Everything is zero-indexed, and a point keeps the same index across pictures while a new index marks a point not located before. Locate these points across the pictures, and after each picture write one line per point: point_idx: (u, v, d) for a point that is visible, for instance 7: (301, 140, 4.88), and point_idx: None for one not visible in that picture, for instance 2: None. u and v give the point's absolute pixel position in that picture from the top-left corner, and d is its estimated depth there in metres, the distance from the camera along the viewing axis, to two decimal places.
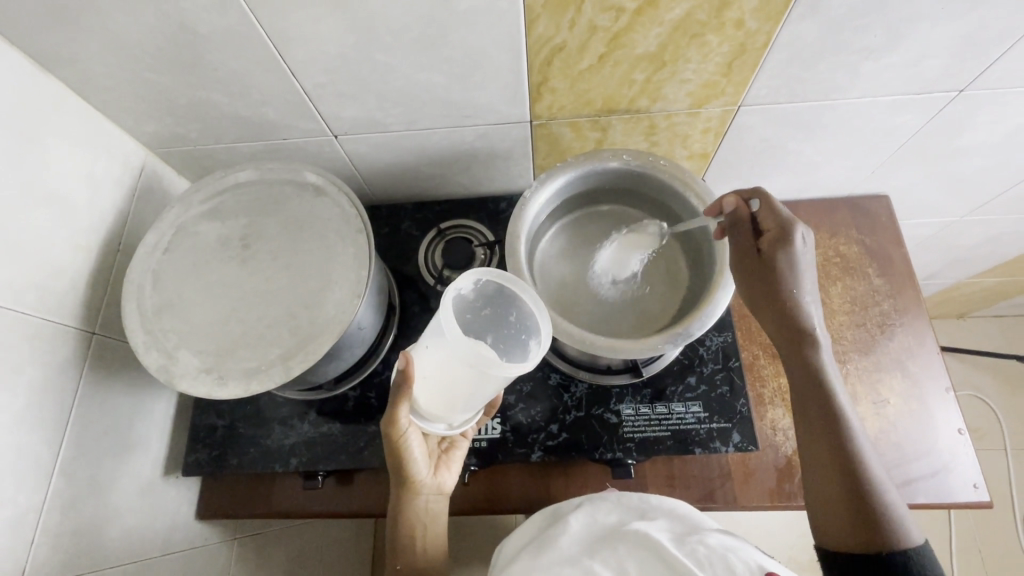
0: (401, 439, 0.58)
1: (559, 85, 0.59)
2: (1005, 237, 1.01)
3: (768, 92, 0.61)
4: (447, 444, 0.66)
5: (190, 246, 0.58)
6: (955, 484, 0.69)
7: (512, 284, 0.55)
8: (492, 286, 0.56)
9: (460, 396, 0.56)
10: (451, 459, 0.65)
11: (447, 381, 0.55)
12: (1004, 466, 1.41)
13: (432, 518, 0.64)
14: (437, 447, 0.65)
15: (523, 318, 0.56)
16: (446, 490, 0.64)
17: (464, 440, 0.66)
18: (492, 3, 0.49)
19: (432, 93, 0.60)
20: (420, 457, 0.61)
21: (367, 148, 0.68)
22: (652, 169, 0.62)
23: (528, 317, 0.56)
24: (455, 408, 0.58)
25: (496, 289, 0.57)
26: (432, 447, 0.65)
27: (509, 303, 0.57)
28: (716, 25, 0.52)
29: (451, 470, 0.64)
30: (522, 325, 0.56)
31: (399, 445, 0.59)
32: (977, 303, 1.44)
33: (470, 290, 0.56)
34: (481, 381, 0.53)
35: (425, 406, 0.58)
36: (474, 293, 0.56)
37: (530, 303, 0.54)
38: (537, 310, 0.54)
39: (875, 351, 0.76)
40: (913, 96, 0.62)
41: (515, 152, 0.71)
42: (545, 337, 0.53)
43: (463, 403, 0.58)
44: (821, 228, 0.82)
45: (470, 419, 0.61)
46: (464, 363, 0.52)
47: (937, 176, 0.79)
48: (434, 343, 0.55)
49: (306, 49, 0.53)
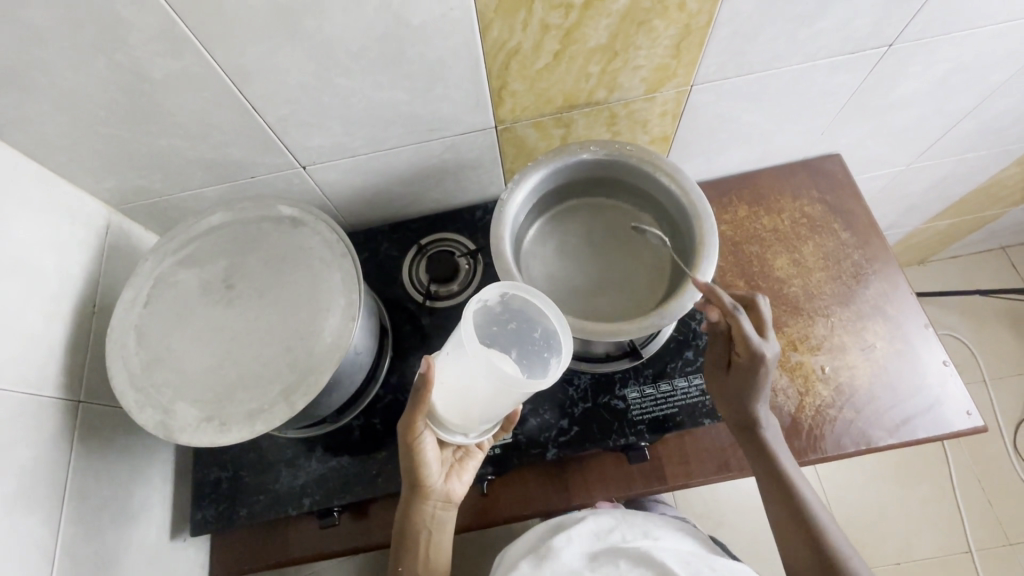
0: (416, 443, 0.58)
1: (519, 87, 0.61)
2: (951, 178, 1.08)
3: (717, 68, 0.64)
4: (462, 453, 0.64)
5: (171, 295, 0.57)
6: (950, 415, 0.72)
7: (539, 300, 0.55)
8: (517, 300, 0.57)
9: (479, 409, 0.56)
10: (465, 467, 0.64)
11: (467, 393, 0.55)
12: (986, 397, 1.48)
13: (438, 527, 0.62)
14: (451, 456, 0.64)
15: (544, 331, 0.56)
16: (455, 499, 0.63)
17: (479, 450, 0.65)
18: (446, 15, 0.50)
19: (397, 111, 0.60)
20: (432, 462, 0.60)
21: (337, 175, 0.68)
22: (619, 156, 0.64)
23: (551, 334, 0.56)
24: (473, 420, 0.58)
25: (522, 302, 0.57)
26: (446, 455, 0.64)
27: (531, 315, 0.57)
28: (660, 11, 0.55)
29: (462, 479, 0.63)
30: (543, 338, 0.57)
31: (414, 448, 0.58)
32: (935, 246, 1.51)
33: (496, 300, 0.56)
34: (500, 396, 0.53)
35: (443, 416, 0.58)
36: (499, 304, 0.57)
37: (553, 319, 0.54)
38: (559, 329, 0.54)
39: (854, 300, 0.79)
40: (847, 56, 0.66)
41: (483, 160, 0.72)
42: (565, 355, 0.52)
43: (479, 416, 0.58)
44: (784, 193, 0.86)
45: (488, 430, 0.62)
46: (485, 378, 0.52)
47: (881, 129, 0.84)
48: (454, 353, 0.55)
49: (266, 82, 0.53)
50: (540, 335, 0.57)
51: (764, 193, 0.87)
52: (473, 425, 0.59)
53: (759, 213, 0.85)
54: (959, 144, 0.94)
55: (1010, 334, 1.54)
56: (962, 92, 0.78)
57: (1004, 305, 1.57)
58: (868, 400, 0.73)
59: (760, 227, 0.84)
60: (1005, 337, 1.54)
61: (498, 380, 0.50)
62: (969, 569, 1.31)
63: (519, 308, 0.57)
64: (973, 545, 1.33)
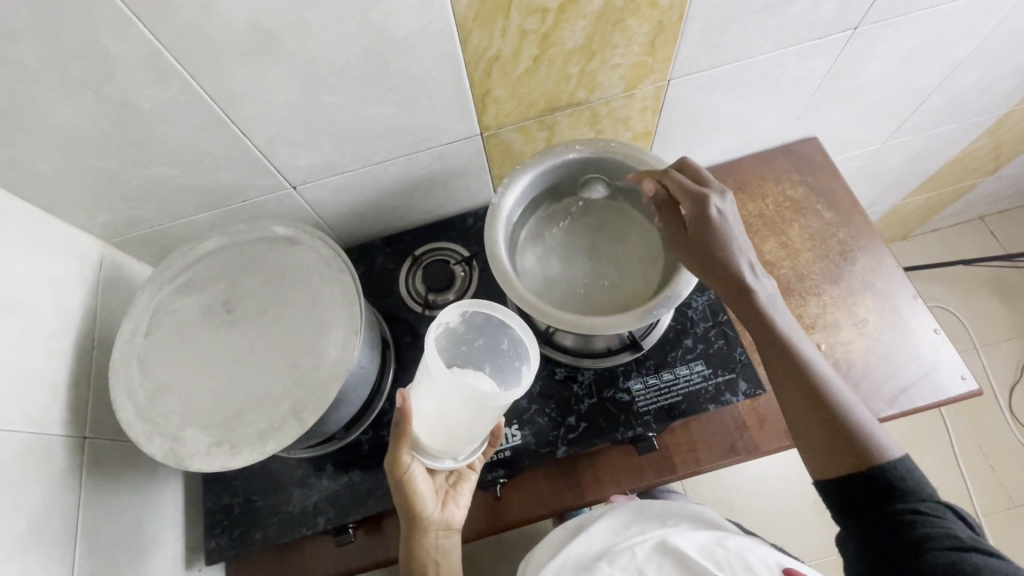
0: (406, 478, 0.60)
1: (501, 93, 0.62)
2: (925, 153, 1.11)
3: (692, 62, 0.65)
4: (455, 478, 0.65)
5: (172, 323, 0.57)
6: (946, 380, 0.74)
7: (499, 313, 0.58)
8: (479, 317, 0.60)
9: (463, 429, 0.58)
10: (459, 490, 0.65)
11: (447, 416, 0.57)
12: (979, 364, 1.51)
13: (444, 555, 0.63)
14: (444, 482, 0.65)
15: (515, 343, 0.59)
16: (455, 525, 0.64)
17: (472, 472, 0.65)
18: (426, 27, 0.51)
19: (383, 125, 0.61)
20: (426, 494, 0.61)
21: (328, 193, 0.69)
22: (604, 153, 0.65)
23: (519, 344, 0.59)
24: (459, 441, 0.60)
25: (485, 320, 0.60)
26: (439, 483, 0.65)
27: (496, 330, 0.60)
28: (633, 9, 0.56)
29: (459, 504, 0.64)
30: (514, 351, 0.60)
31: (405, 484, 0.60)
32: (916, 220, 1.55)
33: (459, 322, 0.60)
34: (479, 413, 0.55)
35: (426, 443, 0.60)
36: (462, 324, 0.60)
37: (518, 330, 0.58)
38: (525, 337, 0.57)
39: (843, 277, 0.81)
40: (815, 41, 0.68)
41: (471, 167, 0.73)
42: (535, 361, 0.56)
43: (465, 436, 0.59)
44: (767, 179, 0.88)
45: (477, 450, 0.63)
46: (460, 400, 0.54)
47: (854, 109, 0.86)
48: (427, 380, 0.57)
49: (253, 104, 0.54)
50: (510, 348, 0.60)
51: (747, 181, 0.88)
52: (459, 446, 0.61)
53: (744, 200, 0.87)
54: (929, 119, 0.97)
55: (995, 301, 1.57)
56: (928, 68, 0.80)
57: (986, 273, 1.61)
58: (866, 372, 0.74)
59: (745, 213, 0.86)
60: (991, 304, 1.57)
61: (471, 397, 0.53)
62: None
63: (484, 326, 0.60)
64: (981, 511, 1.36)
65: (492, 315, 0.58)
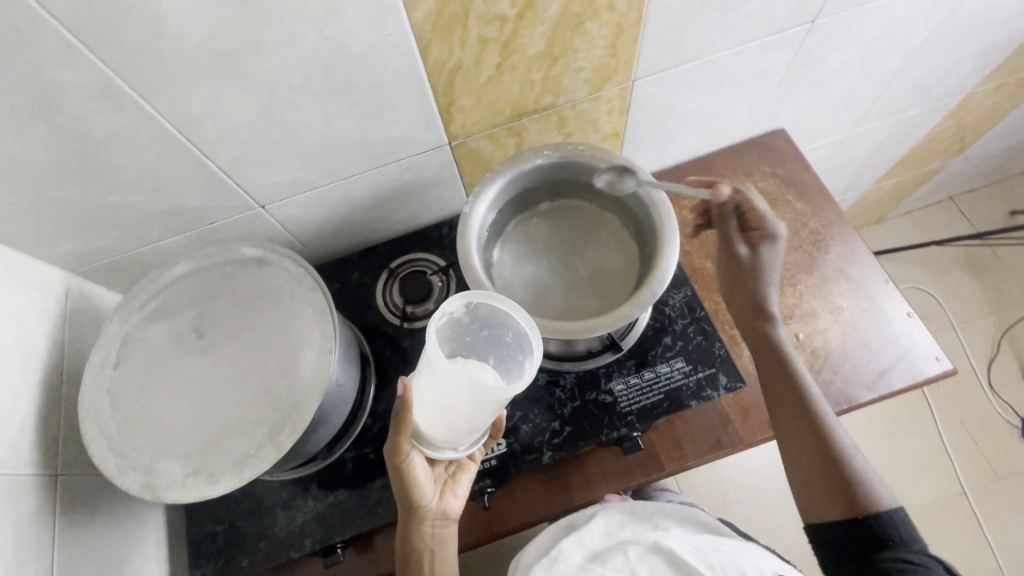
0: (405, 465, 0.58)
1: (466, 102, 0.62)
2: (892, 139, 1.13)
3: (654, 62, 0.66)
4: (454, 468, 0.64)
5: (142, 352, 0.55)
6: (921, 362, 0.75)
7: (501, 303, 0.55)
8: (482, 308, 0.58)
9: (463, 421, 0.57)
10: (456, 480, 0.64)
11: (449, 407, 0.56)
12: (956, 342, 1.54)
13: (440, 547, 0.61)
14: (443, 472, 0.64)
15: (517, 335, 0.57)
16: (452, 516, 0.62)
17: (471, 462, 0.65)
18: (384, 41, 0.51)
19: (349, 139, 0.61)
20: (424, 482, 0.60)
21: (297, 210, 0.68)
22: (573, 157, 0.65)
23: (523, 337, 0.57)
24: (461, 432, 0.58)
25: (488, 310, 0.58)
26: (439, 472, 0.63)
27: (500, 321, 0.58)
28: (591, 13, 0.56)
29: (457, 495, 0.63)
30: (517, 343, 0.58)
31: (403, 471, 0.59)
32: (888, 204, 1.57)
33: (463, 312, 0.58)
34: (480, 405, 0.54)
35: (428, 433, 0.59)
36: (467, 315, 0.58)
37: (521, 321, 0.55)
38: (528, 329, 0.54)
39: (817, 266, 0.82)
40: (775, 36, 0.69)
41: (442, 177, 0.73)
42: (537, 354, 0.53)
43: (467, 427, 0.58)
44: (738, 173, 0.89)
45: (477, 441, 0.61)
46: (462, 391, 0.53)
47: (818, 100, 0.87)
48: (428, 370, 0.56)
49: (213, 127, 0.53)
50: (514, 341, 0.58)
51: (719, 176, 0.89)
52: (461, 437, 0.59)
53: None
54: (892, 106, 0.98)
55: (969, 279, 1.61)
56: (886, 57, 0.82)
57: (959, 252, 1.64)
58: (844, 359, 0.75)
59: None
60: (965, 282, 1.61)
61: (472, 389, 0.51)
62: (964, 508, 1.38)
63: (487, 315, 0.58)
64: (966, 485, 1.39)
65: (495, 305, 0.56)
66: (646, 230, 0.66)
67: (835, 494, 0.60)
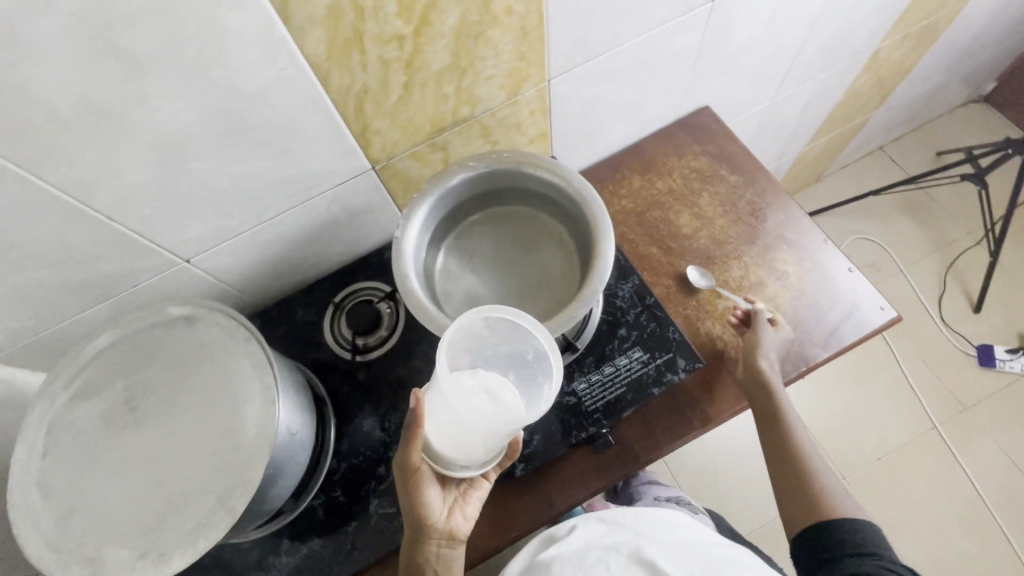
0: (416, 477, 0.58)
1: (381, 124, 0.60)
2: (813, 100, 1.17)
3: (565, 59, 0.66)
4: (466, 484, 0.63)
5: (71, 435, 0.52)
6: (868, 313, 0.77)
7: (523, 322, 0.54)
8: (503, 324, 0.56)
9: (475, 441, 0.56)
10: (468, 497, 0.62)
11: (463, 427, 0.55)
12: (906, 284, 1.60)
13: (445, 569, 0.58)
14: (454, 489, 0.62)
15: (537, 355, 0.56)
16: (459, 537, 0.60)
17: (485, 481, 0.63)
18: (279, 75, 0.49)
19: (265, 179, 0.59)
20: (432, 497, 0.59)
21: (226, 259, 0.66)
22: (498, 165, 0.64)
23: (543, 358, 0.56)
24: (475, 450, 0.58)
25: (509, 326, 0.57)
26: (449, 488, 0.62)
27: (522, 339, 0.57)
28: (491, 20, 0.56)
29: (465, 513, 0.61)
30: (536, 362, 0.57)
31: (413, 484, 0.58)
32: (824, 162, 1.63)
33: (483, 327, 0.57)
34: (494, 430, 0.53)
35: (440, 448, 0.58)
36: (488, 330, 0.57)
37: (542, 343, 0.54)
38: (549, 352, 0.53)
39: (758, 235, 0.83)
40: (679, 18, 0.70)
41: (373, 203, 0.71)
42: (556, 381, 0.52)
43: (480, 447, 0.57)
44: (670, 156, 0.90)
45: (489, 459, 0.61)
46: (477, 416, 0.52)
47: (735, 74, 0.89)
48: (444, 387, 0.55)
49: (113, 188, 0.50)
50: (534, 362, 0.57)
51: (653, 160, 0.90)
52: (475, 455, 0.59)
53: (652, 179, 0.89)
54: (807, 70, 1.02)
55: (909, 222, 1.68)
56: (791, 23, 0.84)
57: (895, 198, 1.71)
58: (797, 323, 0.77)
59: (656, 192, 0.88)
60: (906, 226, 1.68)
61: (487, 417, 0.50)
62: (937, 442, 1.43)
63: (507, 332, 0.57)
64: (936, 420, 1.45)
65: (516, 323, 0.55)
66: (582, 227, 0.65)
67: (802, 498, 0.65)
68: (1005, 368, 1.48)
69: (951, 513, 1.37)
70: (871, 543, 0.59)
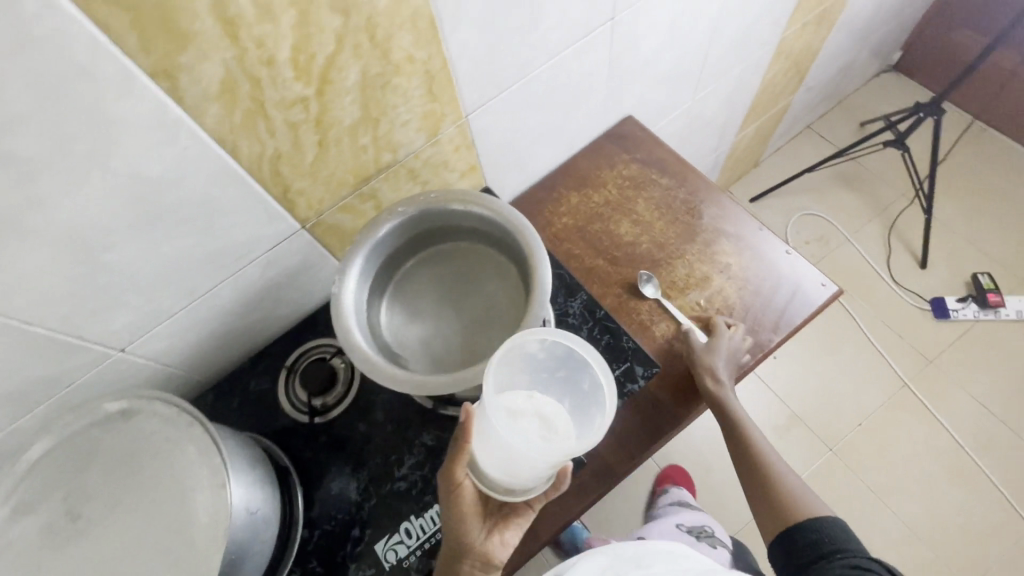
0: (457, 493, 0.57)
1: (303, 184, 0.60)
2: (733, 94, 1.21)
3: (477, 93, 0.67)
4: (507, 510, 0.61)
5: (10, 559, 0.49)
6: (811, 291, 0.80)
7: (579, 347, 0.56)
8: (560, 349, 0.58)
9: (522, 474, 0.55)
10: (508, 524, 0.60)
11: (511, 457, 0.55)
12: (854, 252, 1.67)
13: None
14: (496, 511, 0.61)
15: (594, 385, 0.56)
16: (493, 563, 0.58)
17: (529, 511, 0.60)
18: (183, 155, 0.49)
19: (190, 257, 0.57)
20: (471, 514, 0.58)
21: (163, 341, 0.64)
22: (427, 206, 0.64)
23: (598, 388, 0.56)
24: (522, 479, 0.57)
25: (565, 352, 0.58)
26: (489, 509, 0.61)
27: (577, 368, 0.58)
28: (393, 70, 0.57)
29: (503, 538, 0.59)
30: (591, 393, 0.57)
31: (453, 498, 0.57)
32: (757, 147, 1.69)
33: (542, 351, 0.58)
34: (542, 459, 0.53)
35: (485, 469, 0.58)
36: (546, 354, 0.58)
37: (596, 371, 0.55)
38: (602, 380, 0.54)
39: (697, 232, 0.86)
40: (583, 39, 0.73)
41: (311, 260, 0.70)
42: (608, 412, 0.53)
43: (529, 477, 0.57)
44: (602, 168, 0.92)
45: (540, 487, 0.60)
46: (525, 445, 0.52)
47: (650, 81, 0.93)
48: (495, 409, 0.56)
49: (24, 293, 0.49)
50: (589, 392, 0.57)
51: (587, 174, 0.92)
52: (523, 483, 0.58)
53: (589, 193, 0.91)
54: (719, 67, 1.06)
55: (847, 192, 1.75)
56: (692, 28, 0.88)
57: (831, 172, 1.78)
58: (746, 311, 0.79)
59: (594, 205, 0.89)
60: (845, 196, 1.75)
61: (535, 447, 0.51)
62: (911, 399, 1.47)
63: (563, 359, 0.58)
64: (906, 378, 1.49)
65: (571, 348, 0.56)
66: (519, 253, 0.65)
67: (772, 511, 0.67)
68: (959, 316, 1.54)
69: (936, 465, 1.40)
70: (840, 539, 0.61)
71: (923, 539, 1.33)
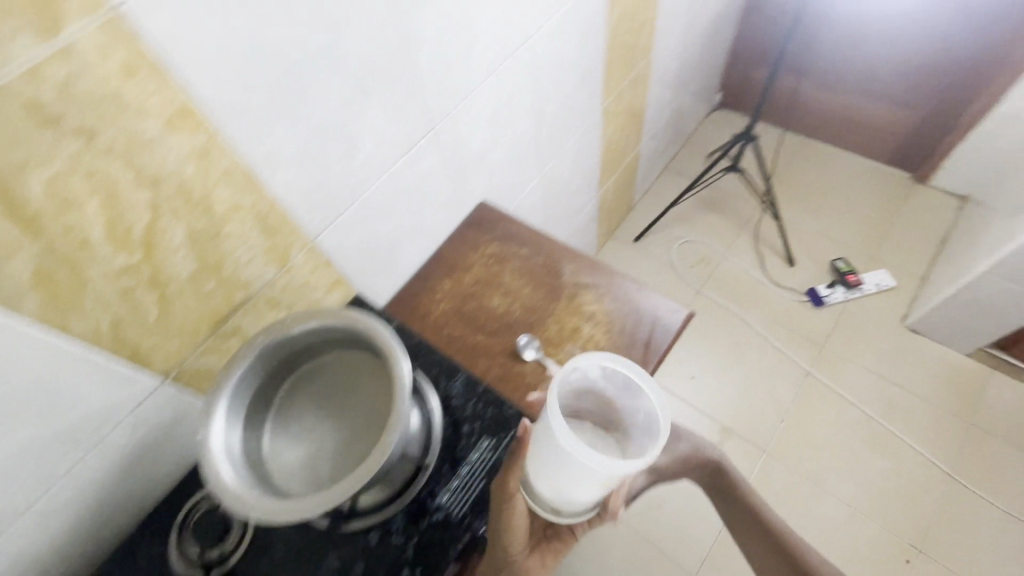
0: (506, 507, 0.64)
1: (153, 341, 0.62)
2: (578, 159, 1.37)
3: (317, 218, 0.74)
4: (550, 531, 0.72)
5: None
6: (666, 318, 0.89)
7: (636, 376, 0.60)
8: (618, 376, 0.62)
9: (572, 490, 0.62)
10: (548, 544, 0.71)
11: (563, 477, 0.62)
12: (733, 266, 1.85)
13: None
14: (540, 531, 0.72)
15: (648, 421, 0.59)
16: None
17: (571, 536, 0.71)
18: (5, 348, 0.49)
19: (38, 443, 0.56)
20: (519, 531, 0.65)
21: (24, 538, 0.60)
22: (282, 331, 0.67)
23: (649, 420, 0.59)
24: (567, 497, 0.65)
25: (622, 382, 0.62)
26: (535, 528, 0.72)
27: (632, 399, 0.62)
28: (221, 219, 0.62)
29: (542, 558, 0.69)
30: (646, 426, 0.60)
31: (504, 512, 0.64)
32: (624, 194, 1.88)
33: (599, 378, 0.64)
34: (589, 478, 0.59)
35: (537, 485, 0.66)
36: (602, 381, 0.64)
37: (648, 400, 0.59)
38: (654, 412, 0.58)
39: (560, 289, 0.94)
40: (408, 152, 0.82)
41: (184, 409, 0.70)
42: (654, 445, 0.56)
43: (576, 498, 0.64)
44: (467, 252, 1.00)
45: (579, 514, 0.69)
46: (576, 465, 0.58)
47: (490, 168, 1.04)
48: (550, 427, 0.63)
49: None
50: (643, 426, 0.60)
51: (455, 260, 1.00)
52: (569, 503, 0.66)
53: (459, 277, 0.98)
54: (553, 142, 1.21)
55: (713, 214, 1.96)
56: (512, 119, 1.01)
57: (695, 200, 2.00)
58: (617, 349, 0.87)
59: (466, 286, 0.96)
60: (712, 219, 1.95)
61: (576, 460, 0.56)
62: (816, 385, 1.60)
63: (623, 389, 0.63)
64: (806, 367, 1.63)
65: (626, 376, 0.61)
66: (378, 351, 0.69)
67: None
68: (831, 301, 1.72)
69: (855, 441, 1.51)
70: None
71: (865, 515, 1.41)
